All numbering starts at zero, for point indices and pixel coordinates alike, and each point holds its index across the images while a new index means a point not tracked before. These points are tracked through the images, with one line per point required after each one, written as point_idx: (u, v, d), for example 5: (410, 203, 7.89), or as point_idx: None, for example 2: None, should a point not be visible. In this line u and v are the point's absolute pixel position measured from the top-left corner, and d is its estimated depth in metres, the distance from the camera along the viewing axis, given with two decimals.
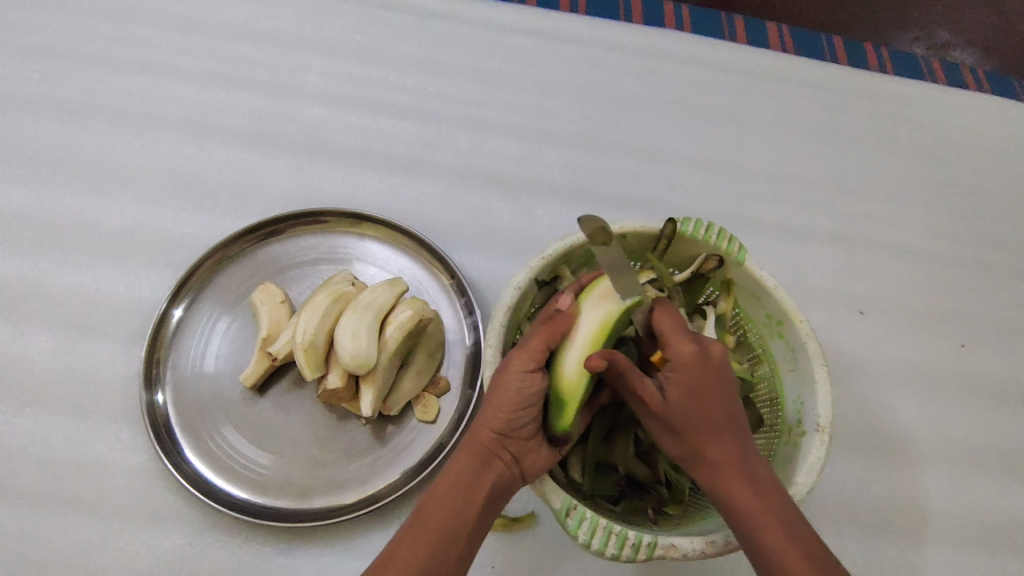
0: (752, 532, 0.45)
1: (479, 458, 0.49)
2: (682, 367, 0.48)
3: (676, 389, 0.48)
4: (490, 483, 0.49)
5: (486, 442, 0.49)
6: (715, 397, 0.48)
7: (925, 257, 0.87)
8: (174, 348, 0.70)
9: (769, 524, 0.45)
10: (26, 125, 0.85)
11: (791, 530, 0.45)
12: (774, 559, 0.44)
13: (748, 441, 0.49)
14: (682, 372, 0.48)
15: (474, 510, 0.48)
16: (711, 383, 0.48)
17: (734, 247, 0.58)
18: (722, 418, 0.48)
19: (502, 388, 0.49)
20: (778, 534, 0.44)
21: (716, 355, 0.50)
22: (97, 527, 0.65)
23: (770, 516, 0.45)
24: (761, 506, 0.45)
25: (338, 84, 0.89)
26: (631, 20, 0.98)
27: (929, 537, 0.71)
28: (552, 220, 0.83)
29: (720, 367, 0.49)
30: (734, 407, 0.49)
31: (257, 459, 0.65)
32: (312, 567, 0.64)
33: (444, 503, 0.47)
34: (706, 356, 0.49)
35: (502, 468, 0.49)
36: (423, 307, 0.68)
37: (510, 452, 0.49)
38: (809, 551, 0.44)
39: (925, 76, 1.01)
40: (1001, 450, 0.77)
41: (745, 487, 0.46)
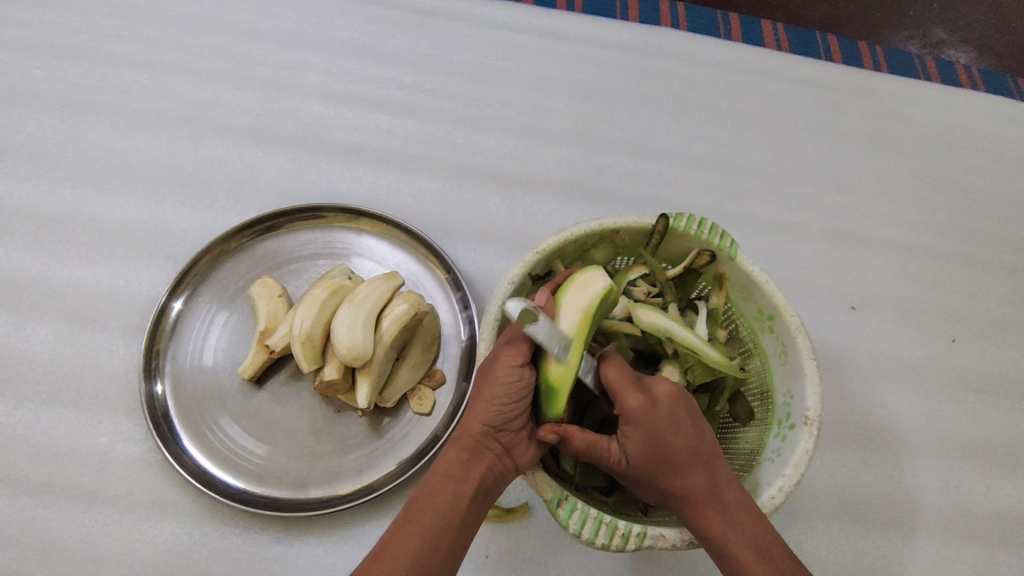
0: (729, 563, 0.47)
1: (469, 452, 0.49)
2: (637, 420, 0.49)
3: (635, 440, 0.50)
4: (481, 475, 0.49)
5: (476, 435, 0.49)
6: (674, 438, 0.49)
7: (917, 254, 0.87)
8: (173, 341, 0.71)
9: (743, 556, 0.46)
10: (28, 121, 0.86)
11: (766, 555, 0.46)
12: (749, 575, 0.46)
13: (718, 467, 0.50)
14: (637, 423, 0.49)
15: (463, 503, 0.48)
16: (665, 427, 0.49)
17: (726, 243, 0.59)
18: (686, 455, 0.49)
19: (494, 382, 0.49)
20: (753, 562, 0.46)
21: (665, 397, 0.51)
22: (97, 516, 0.66)
23: (744, 545, 0.47)
24: (735, 537, 0.47)
25: (336, 82, 0.90)
26: (626, 18, 0.99)
27: (918, 530, 0.72)
28: (547, 216, 0.84)
29: (671, 406, 0.50)
30: (696, 440, 0.50)
31: (255, 450, 0.66)
32: (308, 556, 0.65)
33: (435, 497, 0.48)
34: (655, 402, 0.50)
35: (493, 459, 0.50)
36: (419, 301, 0.69)
37: (501, 444, 0.50)
38: (785, 573, 0.46)
39: (919, 74, 1.01)
40: (991, 445, 0.78)
41: (718, 521, 0.47)
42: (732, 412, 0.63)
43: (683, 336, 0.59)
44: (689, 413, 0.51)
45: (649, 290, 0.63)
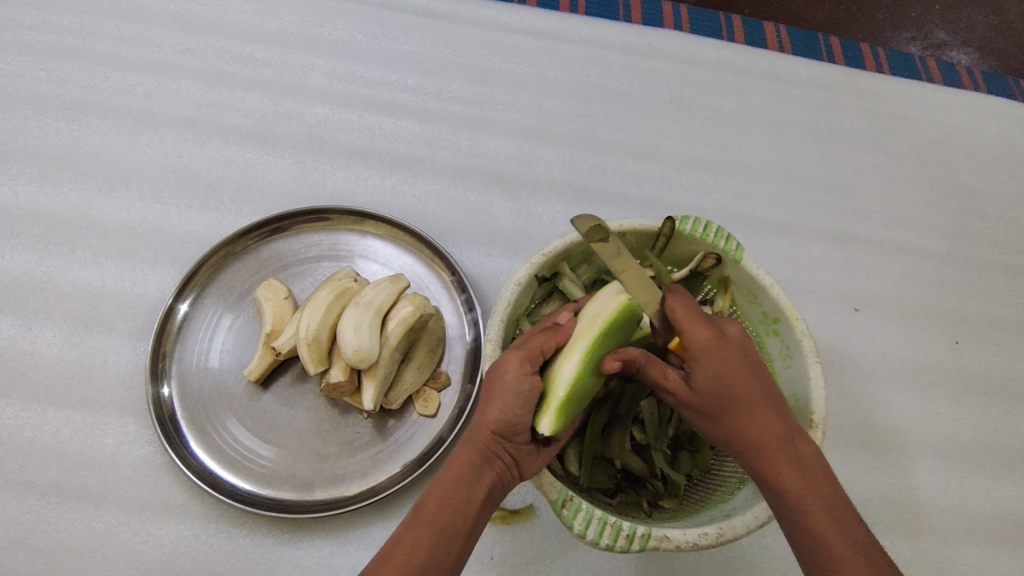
0: (793, 513, 0.45)
1: (481, 457, 0.49)
2: (710, 356, 0.48)
3: (704, 375, 0.48)
4: (490, 482, 0.49)
5: (488, 441, 0.49)
6: (746, 380, 0.48)
7: (920, 255, 0.88)
8: (179, 343, 0.71)
9: (811, 505, 0.45)
10: (33, 123, 0.86)
11: (834, 511, 0.45)
12: (806, 517, 0.45)
13: (789, 418, 0.48)
14: (707, 356, 0.48)
15: (474, 509, 0.48)
16: (740, 367, 0.48)
17: (731, 246, 0.59)
18: (757, 399, 0.48)
19: (503, 390, 0.49)
20: (815, 504, 0.45)
21: (738, 338, 0.49)
22: (104, 518, 0.66)
23: (814, 498, 0.45)
24: (795, 478, 0.46)
25: (340, 84, 0.90)
26: (630, 19, 0.99)
27: (921, 531, 0.73)
28: (551, 218, 0.84)
29: (745, 348, 0.49)
30: (767, 385, 0.49)
31: (262, 452, 0.66)
32: (314, 558, 0.65)
33: (445, 503, 0.47)
34: (729, 339, 0.48)
35: (502, 468, 0.49)
36: (424, 303, 0.69)
37: (513, 451, 0.50)
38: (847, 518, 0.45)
39: (921, 75, 1.02)
40: (993, 445, 0.78)
41: (786, 468, 0.46)
42: None
43: None
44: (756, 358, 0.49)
45: None
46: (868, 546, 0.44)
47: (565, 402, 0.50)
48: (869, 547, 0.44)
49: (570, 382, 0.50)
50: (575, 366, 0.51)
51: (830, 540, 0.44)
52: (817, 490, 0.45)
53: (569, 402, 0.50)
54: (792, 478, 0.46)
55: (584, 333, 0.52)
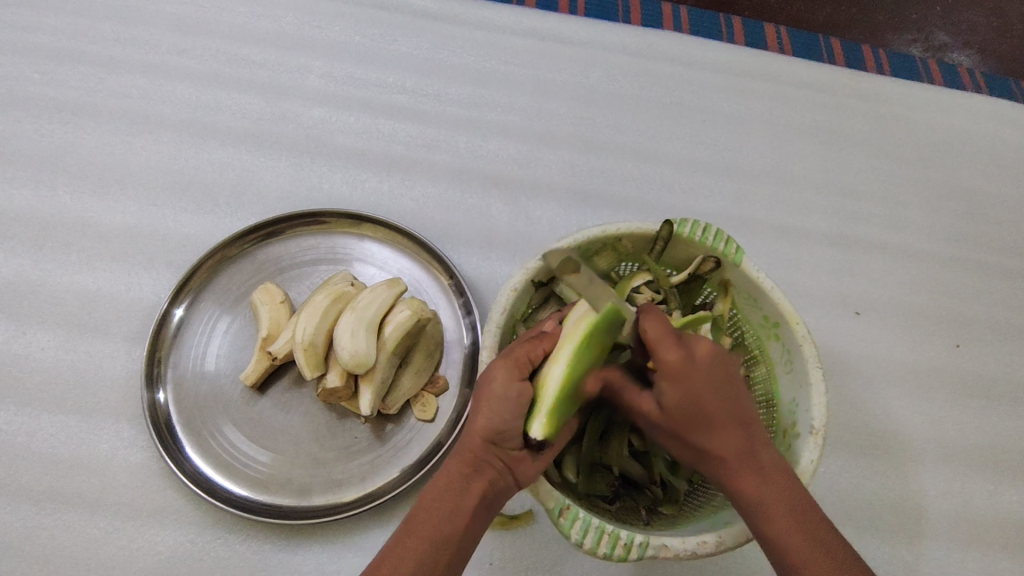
0: (761, 524, 0.46)
1: (470, 466, 0.48)
2: (675, 377, 0.47)
3: (671, 395, 0.48)
4: (481, 490, 0.48)
5: (478, 450, 0.48)
6: (712, 400, 0.47)
7: (921, 258, 0.87)
8: (175, 348, 0.70)
9: (778, 515, 0.46)
10: (28, 126, 0.85)
11: (799, 518, 0.46)
12: (770, 527, 0.46)
13: (755, 431, 0.49)
14: (672, 379, 0.47)
15: (463, 517, 0.48)
16: (703, 386, 0.47)
17: (730, 249, 0.58)
18: (724, 418, 0.48)
19: (490, 398, 0.48)
20: (779, 514, 0.46)
21: (704, 354, 0.48)
22: (99, 524, 0.66)
23: (780, 507, 0.46)
24: (761, 491, 0.47)
25: (338, 85, 0.89)
26: (629, 21, 0.99)
27: (923, 536, 0.72)
28: (550, 221, 0.83)
29: (712, 366, 0.48)
30: (734, 400, 0.48)
31: (258, 457, 0.66)
32: (311, 564, 0.65)
33: (433, 513, 0.48)
34: (694, 357, 0.48)
35: (494, 475, 0.49)
36: (422, 307, 0.68)
37: (503, 458, 0.48)
38: (810, 522, 0.46)
39: (922, 77, 1.01)
40: (995, 450, 0.78)
41: (754, 481, 0.47)
42: None
43: None
44: (727, 373, 0.49)
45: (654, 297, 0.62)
46: (832, 548, 0.46)
47: (554, 409, 0.48)
48: (833, 549, 0.46)
49: (558, 390, 0.49)
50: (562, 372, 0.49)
51: (796, 546, 0.46)
52: (780, 499, 0.47)
53: (557, 410, 0.49)
54: (755, 490, 0.47)
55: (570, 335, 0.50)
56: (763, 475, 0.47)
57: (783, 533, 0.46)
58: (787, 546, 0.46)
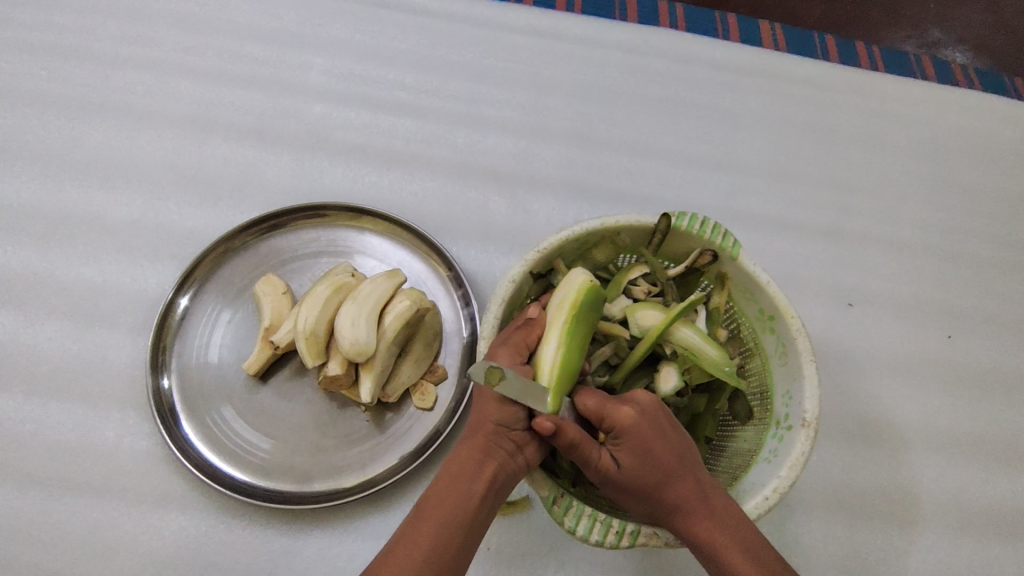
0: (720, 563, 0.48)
1: (482, 450, 0.50)
2: (629, 433, 0.50)
3: (626, 453, 0.50)
4: (494, 472, 0.49)
5: (489, 434, 0.50)
6: (661, 448, 0.50)
7: (914, 251, 0.88)
8: (179, 337, 0.72)
9: (732, 553, 0.48)
10: (34, 122, 0.87)
11: (755, 553, 0.48)
12: (725, 562, 0.47)
13: (702, 473, 0.51)
14: (625, 435, 0.50)
15: (477, 501, 0.48)
16: (654, 439, 0.50)
17: (728, 242, 0.59)
18: (673, 463, 0.50)
19: None
20: (733, 550, 0.48)
21: (649, 407, 0.52)
22: (104, 509, 0.67)
23: (736, 548, 0.48)
24: (714, 530, 0.48)
25: (339, 82, 0.91)
26: (625, 18, 1.00)
27: (914, 523, 0.73)
28: (547, 215, 0.85)
29: (655, 419, 0.51)
30: (680, 446, 0.51)
31: (260, 443, 0.67)
32: (312, 549, 0.66)
33: (446, 496, 0.48)
34: (642, 412, 0.51)
35: (505, 457, 0.50)
36: (421, 298, 0.70)
37: (512, 442, 0.51)
38: (765, 557, 0.48)
39: (915, 73, 1.02)
40: (986, 440, 0.79)
41: (706, 523, 0.48)
42: (731, 410, 0.64)
43: (684, 335, 0.60)
44: (671, 424, 0.52)
45: (650, 290, 0.64)
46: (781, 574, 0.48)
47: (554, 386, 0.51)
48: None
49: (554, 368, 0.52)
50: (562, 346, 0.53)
51: None
52: (734, 537, 0.48)
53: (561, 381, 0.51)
54: (707, 529, 0.48)
55: (557, 312, 0.54)
56: (714, 514, 0.49)
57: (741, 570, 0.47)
58: None
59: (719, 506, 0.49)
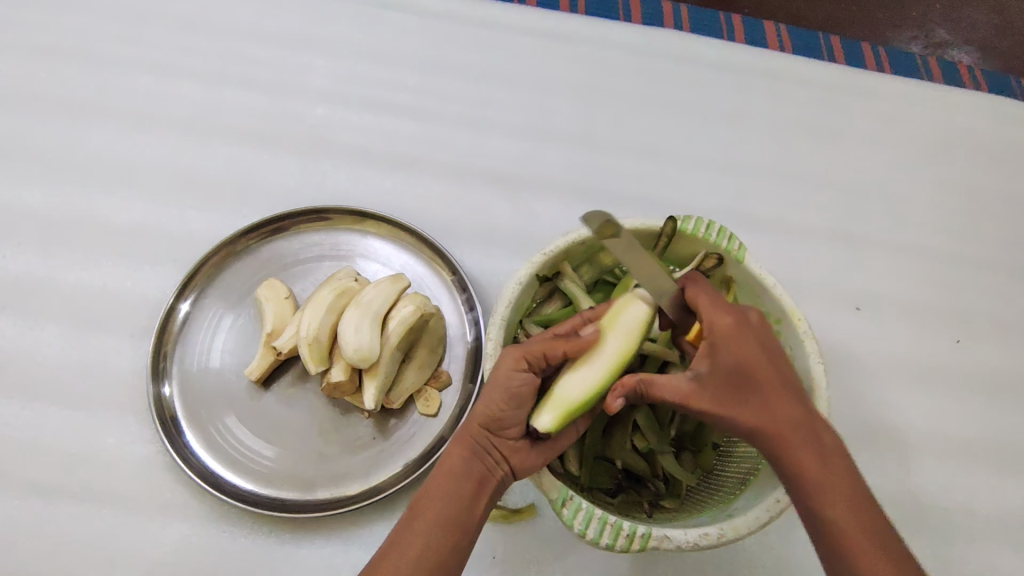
0: (813, 494, 0.46)
1: (469, 451, 0.49)
2: (729, 338, 0.48)
3: (722, 358, 0.48)
4: (480, 476, 0.49)
5: (477, 435, 0.50)
6: (762, 363, 0.48)
7: (922, 254, 0.88)
8: (180, 343, 0.71)
9: (828, 477, 0.46)
10: (34, 124, 0.86)
11: (846, 489, 0.47)
12: (818, 493, 0.46)
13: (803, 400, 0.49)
14: (726, 344, 0.48)
15: (466, 503, 0.48)
16: (755, 348, 0.49)
17: (733, 245, 0.59)
18: (773, 383, 0.48)
19: (492, 386, 0.50)
20: (828, 482, 0.46)
21: (753, 320, 0.50)
22: (105, 517, 0.66)
23: (831, 483, 0.46)
24: (812, 458, 0.47)
25: (341, 84, 0.90)
26: (630, 20, 0.99)
27: (924, 530, 0.72)
28: (552, 217, 0.84)
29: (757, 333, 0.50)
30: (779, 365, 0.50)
31: (263, 451, 0.66)
32: (316, 557, 0.65)
33: (434, 499, 0.48)
34: (745, 322, 0.49)
35: (492, 462, 0.50)
36: (425, 303, 0.69)
37: (500, 445, 0.50)
38: (855, 493, 0.47)
39: (921, 75, 1.01)
40: (996, 445, 0.78)
41: (805, 444, 0.47)
42: None
43: None
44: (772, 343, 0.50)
45: None
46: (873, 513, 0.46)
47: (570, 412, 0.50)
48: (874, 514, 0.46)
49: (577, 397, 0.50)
50: (596, 375, 0.51)
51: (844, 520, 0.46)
52: (829, 469, 0.47)
53: (576, 410, 0.50)
54: (805, 457, 0.47)
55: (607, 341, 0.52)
56: (813, 442, 0.47)
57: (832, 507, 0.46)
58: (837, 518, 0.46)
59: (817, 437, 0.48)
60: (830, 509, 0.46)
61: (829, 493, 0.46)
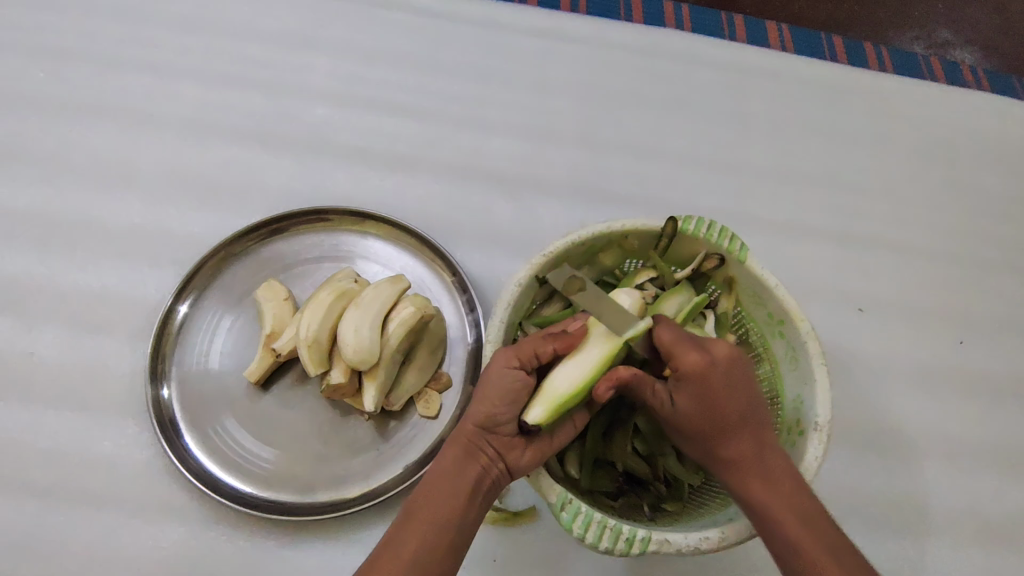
0: (771, 526, 0.46)
1: (464, 451, 0.49)
2: (692, 378, 0.48)
3: (685, 396, 0.49)
4: (475, 475, 0.48)
5: (472, 434, 0.49)
6: (726, 399, 0.49)
7: (924, 255, 0.87)
8: (179, 345, 0.71)
9: (787, 520, 0.46)
10: (32, 125, 0.86)
11: (809, 524, 0.46)
12: (774, 525, 0.46)
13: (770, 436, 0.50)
14: (687, 382, 0.49)
15: (461, 503, 0.47)
16: (721, 386, 0.49)
17: (735, 246, 0.58)
18: (736, 419, 0.49)
19: (486, 385, 0.49)
20: (790, 518, 0.46)
21: (723, 358, 0.49)
22: (103, 520, 0.66)
23: (791, 516, 0.46)
24: (771, 493, 0.47)
25: (341, 84, 0.89)
26: (631, 19, 0.99)
27: (927, 532, 0.72)
28: (553, 218, 0.83)
29: (728, 370, 0.49)
30: (746, 403, 0.49)
31: (262, 453, 0.66)
32: (315, 560, 0.65)
33: (429, 499, 0.48)
34: (713, 361, 0.49)
35: (486, 461, 0.49)
36: (425, 304, 0.68)
37: (495, 446, 0.49)
38: (824, 530, 0.46)
39: (924, 74, 1.01)
40: (999, 447, 0.77)
41: (760, 482, 0.47)
42: None
43: None
44: (745, 377, 0.50)
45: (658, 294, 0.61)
46: (842, 555, 0.45)
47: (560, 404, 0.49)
48: (843, 556, 0.45)
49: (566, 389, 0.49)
50: (585, 367, 0.51)
51: (804, 553, 0.45)
52: (793, 503, 0.47)
53: (566, 402, 0.49)
54: (759, 489, 0.47)
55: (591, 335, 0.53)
56: (771, 478, 0.48)
57: (794, 539, 0.45)
58: (798, 552, 0.45)
59: (781, 470, 0.48)
60: (790, 542, 0.45)
61: (789, 524, 0.46)
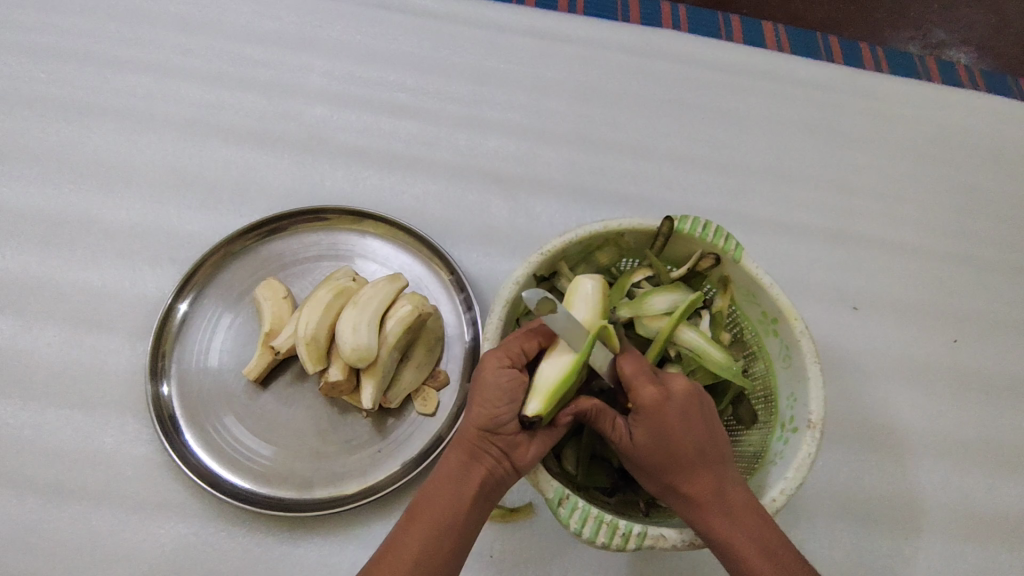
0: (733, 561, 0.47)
1: (468, 454, 0.49)
2: (649, 414, 0.49)
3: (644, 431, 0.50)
4: (480, 478, 0.49)
5: (475, 436, 0.49)
6: (683, 434, 0.49)
7: (919, 254, 0.88)
8: (179, 343, 0.71)
9: (752, 557, 0.47)
10: (33, 125, 0.86)
11: (772, 558, 0.47)
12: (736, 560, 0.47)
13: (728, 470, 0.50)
14: (647, 417, 0.49)
15: (465, 504, 0.48)
16: (677, 422, 0.49)
17: (730, 245, 0.59)
18: (694, 455, 0.49)
19: (483, 386, 0.49)
20: (753, 555, 0.47)
21: (680, 392, 0.50)
22: (104, 516, 0.66)
23: (753, 551, 0.47)
24: (732, 529, 0.47)
25: (339, 84, 0.90)
26: (628, 20, 1.00)
27: (920, 529, 0.73)
28: (550, 217, 0.84)
29: (684, 404, 0.50)
30: (703, 438, 0.50)
31: (261, 450, 0.66)
32: (313, 556, 0.66)
33: (433, 501, 0.48)
34: (668, 396, 0.50)
35: (491, 463, 0.49)
36: (423, 302, 0.69)
37: (499, 446, 0.49)
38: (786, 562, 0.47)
39: (920, 75, 1.02)
40: (993, 445, 0.78)
41: (721, 519, 0.48)
42: (736, 415, 0.63)
43: (686, 337, 0.59)
44: (702, 412, 0.51)
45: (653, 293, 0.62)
46: None
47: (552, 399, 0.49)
48: None
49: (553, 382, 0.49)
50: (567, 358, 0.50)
51: None
52: (754, 539, 0.47)
53: (562, 387, 0.49)
54: (720, 525, 0.48)
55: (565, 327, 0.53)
56: (732, 514, 0.48)
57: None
58: None
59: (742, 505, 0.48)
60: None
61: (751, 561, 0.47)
